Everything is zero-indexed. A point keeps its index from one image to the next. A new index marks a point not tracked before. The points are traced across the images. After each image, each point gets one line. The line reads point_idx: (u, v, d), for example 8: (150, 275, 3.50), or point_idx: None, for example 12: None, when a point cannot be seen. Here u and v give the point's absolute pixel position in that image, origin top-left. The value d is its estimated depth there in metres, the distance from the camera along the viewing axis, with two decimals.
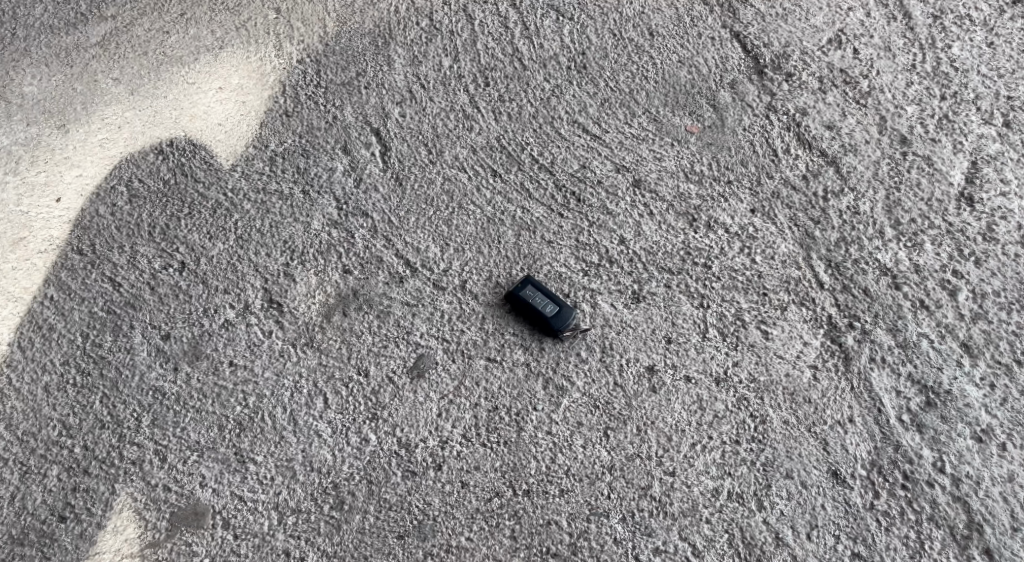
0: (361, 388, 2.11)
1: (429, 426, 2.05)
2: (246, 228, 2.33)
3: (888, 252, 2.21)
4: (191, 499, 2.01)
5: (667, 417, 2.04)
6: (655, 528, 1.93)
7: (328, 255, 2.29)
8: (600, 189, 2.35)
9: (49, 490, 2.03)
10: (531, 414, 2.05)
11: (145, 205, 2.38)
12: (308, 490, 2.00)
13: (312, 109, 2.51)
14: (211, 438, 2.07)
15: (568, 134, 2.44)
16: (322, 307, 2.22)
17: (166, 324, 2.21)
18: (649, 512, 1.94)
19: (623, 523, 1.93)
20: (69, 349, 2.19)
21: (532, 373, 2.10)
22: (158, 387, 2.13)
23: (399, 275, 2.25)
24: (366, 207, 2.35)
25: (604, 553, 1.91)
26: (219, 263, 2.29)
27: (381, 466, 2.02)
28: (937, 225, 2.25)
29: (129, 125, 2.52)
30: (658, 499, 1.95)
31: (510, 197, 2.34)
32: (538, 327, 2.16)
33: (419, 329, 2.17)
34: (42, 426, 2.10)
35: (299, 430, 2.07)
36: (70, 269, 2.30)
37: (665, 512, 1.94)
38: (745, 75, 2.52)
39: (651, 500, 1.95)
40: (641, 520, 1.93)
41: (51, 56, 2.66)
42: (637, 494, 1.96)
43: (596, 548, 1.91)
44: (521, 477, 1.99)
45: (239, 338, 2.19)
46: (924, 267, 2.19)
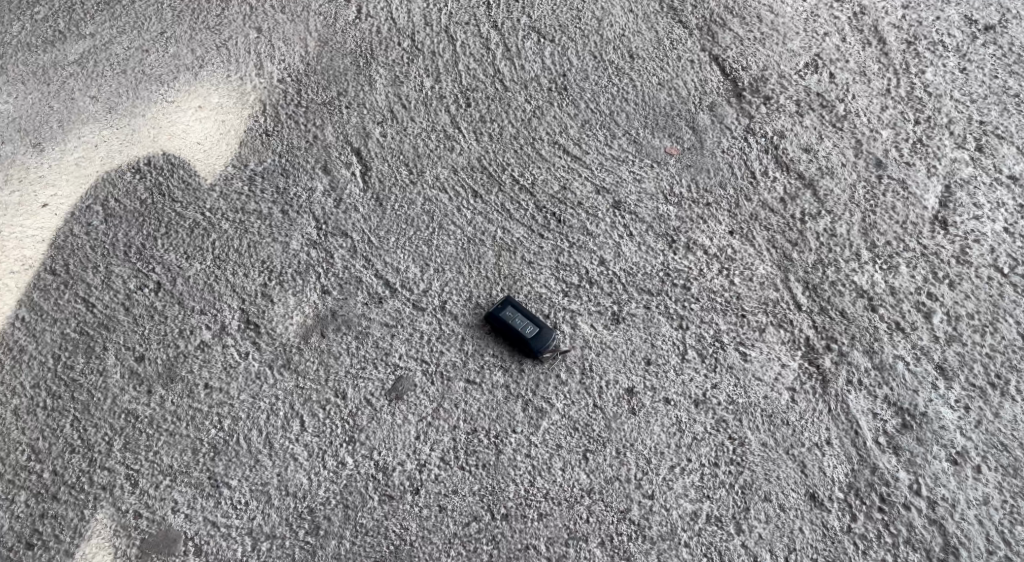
0: (338, 410, 2.09)
1: (407, 449, 2.03)
2: (223, 248, 2.31)
3: (864, 275, 2.22)
4: (163, 524, 1.97)
5: (646, 440, 2.03)
6: (633, 552, 1.91)
7: (307, 275, 2.27)
8: (580, 210, 2.35)
9: (17, 516, 1.99)
10: (510, 437, 2.04)
11: (121, 225, 2.35)
12: (283, 514, 1.98)
13: (293, 129, 2.51)
14: (185, 462, 2.04)
15: (549, 155, 2.44)
16: (300, 328, 2.20)
17: (140, 345, 2.19)
18: (627, 536, 1.92)
19: (601, 547, 1.91)
20: (39, 371, 2.15)
21: (512, 395, 2.09)
22: (131, 410, 2.10)
23: (378, 296, 2.23)
24: (345, 227, 2.34)
25: None
26: (196, 284, 2.26)
27: (357, 490, 2.00)
28: (912, 248, 2.26)
29: (105, 143, 2.50)
30: (636, 523, 1.94)
31: (490, 218, 2.34)
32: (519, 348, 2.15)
33: (398, 350, 2.15)
34: (11, 451, 2.06)
35: (275, 453, 2.04)
36: (43, 290, 2.27)
37: (644, 536, 1.92)
38: (723, 98, 2.53)
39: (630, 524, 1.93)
40: (619, 545, 1.92)
41: (27, 73, 2.64)
42: (616, 518, 1.94)
43: None
44: (500, 501, 1.97)
45: (215, 359, 2.16)
46: (900, 289, 2.20)
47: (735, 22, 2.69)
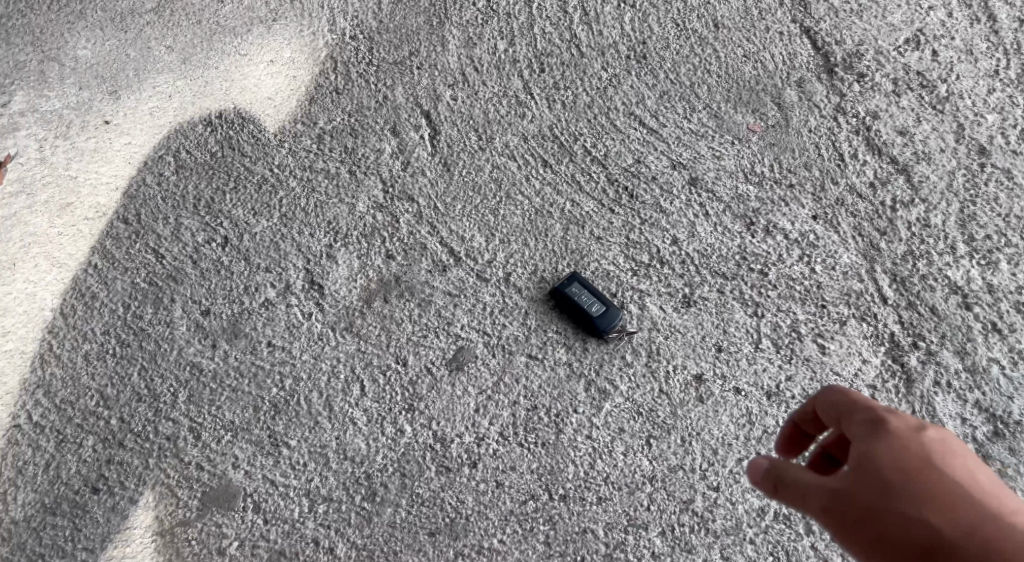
0: (398, 377, 2.08)
1: (465, 421, 2.02)
2: (290, 206, 2.30)
3: (959, 269, 2.11)
4: (223, 479, 2.01)
5: (714, 430, 1.97)
6: (695, 545, 1.87)
7: (372, 239, 2.25)
8: (654, 185, 2.27)
9: (84, 460, 2.03)
10: (571, 417, 2.00)
11: (192, 176, 2.35)
12: (340, 478, 1.99)
13: (363, 88, 2.46)
14: (246, 418, 2.07)
15: (624, 126, 2.35)
16: (363, 292, 2.19)
17: (206, 300, 2.19)
18: (689, 528, 1.88)
19: (662, 537, 1.87)
20: (110, 319, 2.18)
21: (574, 374, 2.04)
22: (196, 363, 2.12)
23: (442, 264, 2.20)
24: (412, 191, 2.30)
25: None
26: (263, 241, 2.26)
27: (415, 459, 1.99)
28: (1014, 243, 2.14)
29: (180, 94, 2.47)
30: (700, 515, 1.89)
31: (560, 189, 2.28)
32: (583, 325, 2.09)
33: (460, 320, 2.13)
34: (80, 395, 2.10)
35: (334, 416, 2.05)
36: (115, 238, 2.27)
37: (707, 528, 1.88)
38: (813, 74, 2.41)
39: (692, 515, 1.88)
40: (680, 535, 1.87)
41: (105, 19, 2.59)
42: (678, 507, 1.90)
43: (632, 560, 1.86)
44: (557, 481, 1.93)
45: (279, 318, 2.17)
46: (998, 287, 2.09)
47: None
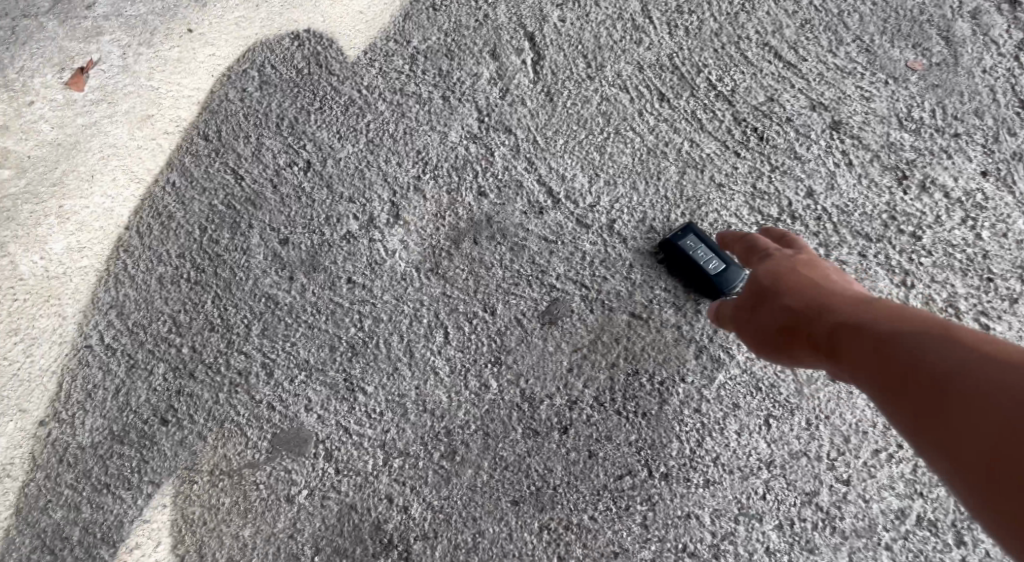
0: (485, 326, 1.92)
1: (557, 381, 1.87)
2: (377, 131, 2.10)
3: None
4: (294, 422, 1.89)
5: (848, 414, 1.80)
6: (818, 545, 1.72)
7: (464, 172, 2.05)
8: (790, 128, 2.00)
9: (154, 389, 1.93)
10: (679, 386, 1.84)
11: (276, 94, 2.16)
12: (418, 432, 1.86)
13: (462, 5, 2.22)
14: (321, 358, 1.93)
15: (755, 59, 2.07)
16: (451, 230, 2.00)
17: (285, 228, 2.04)
18: (812, 524, 1.73)
19: (778, 531, 1.73)
20: (185, 241, 2.04)
21: (683, 338, 1.87)
22: (271, 295, 1.98)
23: (539, 205, 2.00)
24: (509, 122, 2.08)
25: None
26: (347, 168, 2.07)
27: (500, 418, 1.85)
28: None
29: (268, 4, 2.27)
30: (825, 511, 1.74)
31: (677, 127, 2.03)
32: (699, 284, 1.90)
33: (556, 270, 1.94)
34: (152, 320, 1.98)
35: (415, 364, 1.91)
36: (195, 155, 2.12)
37: (833, 527, 1.73)
38: (992, 4, 2.07)
39: (816, 510, 1.73)
40: (800, 531, 1.73)
41: None
42: (799, 500, 1.75)
43: (744, 554, 1.73)
44: (660, 457, 1.79)
45: (360, 253, 2.00)
46: None
47: None
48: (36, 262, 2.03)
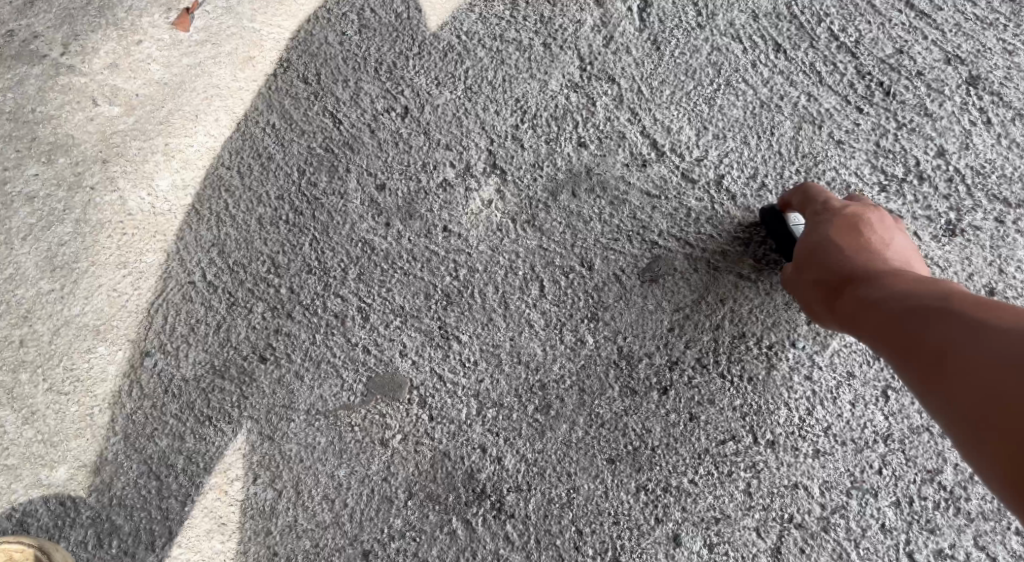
0: (582, 281, 1.89)
1: (657, 340, 1.83)
2: (476, 77, 2.06)
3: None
4: (389, 367, 1.90)
5: None
6: (940, 525, 1.70)
7: (563, 122, 2.00)
8: (920, 82, 1.92)
9: (253, 327, 1.95)
10: (789, 352, 1.79)
11: (375, 38, 2.12)
12: (512, 383, 1.86)
13: None
14: (417, 305, 1.93)
15: (885, 8, 1.97)
16: (549, 182, 1.96)
17: (382, 173, 2.02)
18: (933, 503, 1.71)
19: (895, 509, 1.71)
20: (285, 184, 2.04)
21: (795, 303, 1.82)
22: (368, 240, 1.98)
23: (642, 158, 1.95)
24: (613, 72, 2.01)
25: (867, 538, 1.70)
26: (445, 114, 2.04)
27: (597, 374, 1.84)
28: None
29: None
30: (949, 490, 1.71)
31: (793, 80, 1.95)
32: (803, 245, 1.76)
33: (658, 226, 1.90)
34: (252, 260, 2.00)
35: (510, 315, 1.89)
36: (294, 98, 2.10)
37: (958, 508, 1.71)
38: None
39: (940, 489, 1.71)
40: (920, 510, 1.71)
41: None
42: (920, 477, 1.72)
43: (857, 530, 1.71)
44: (766, 424, 1.76)
45: (456, 202, 1.98)
46: None
47: None
48: (143, 200, 2.01)
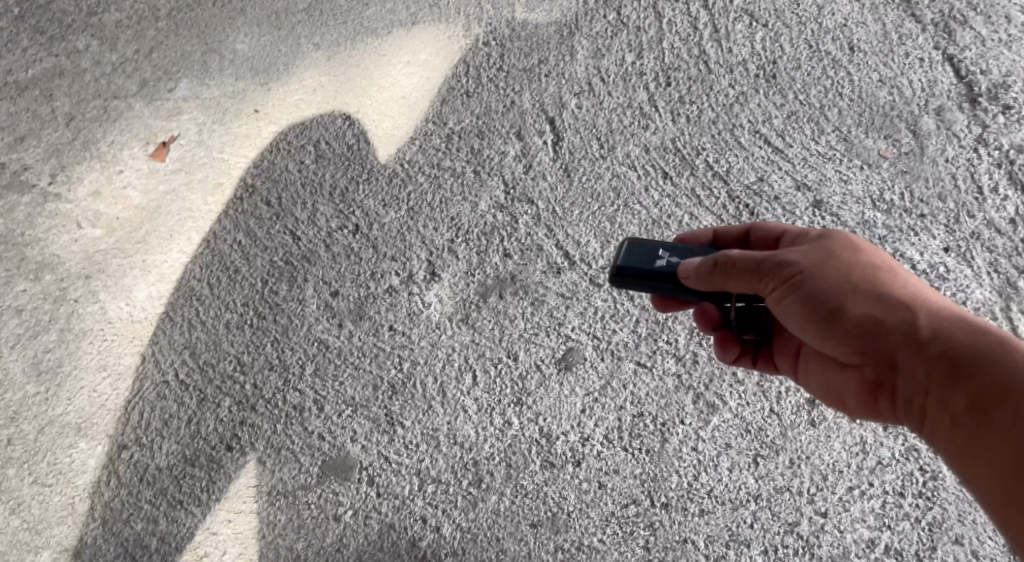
0: (509, 370, 2.22)
1: (572, 420, 2.15)
2: (417, 199, 2.42)
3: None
4: (342, 450, 2.18)
5: (824, 455, 2.06)
6: None
7: (491, 236, 2.36)
8: (777, 205, 2.30)
9: (221, 419, 2.23)
10: (677, 427, 2.12)
11: (329, 167, 2.49)
12: (449, 462, 2.15)
13: (493, 92, 2.53)
14: (366, 396, 2.23)
15: (749, 144, 2.39)
16: (480, 286, 2.31)
17: (335, 282, 2.35)
18: (793, 550, 1.99)
19: (764, 556, 2.00)
20: (249, 292, 2.36)
21: (683, 385, 2.15)
22: (323, 339, 2.29)
23: (557, 266, 2.31)
24: (533, 194, 2.39)
25: None
26: (390, 231, 2.39)
27: (521, 451, 2.14)
28: None
29: (324, 88, 2.60)
30: (805, 538, 2.00)
31: (679, 201, 2.34)
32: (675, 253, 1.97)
33: (572, 322, 2.25)
34: (220, 360, 2.29)
35: (447, 402, 2.20)
36: (258, 218, 2.44)
37: (813, 553, 1.99)
38: (954, 102, 2.37)
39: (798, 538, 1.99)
40: (784, 556, 1.99)
41: (263, 17, 2.72)
42: (782, 528, 2.01)
43: None
44: (661, 489, 2.07)
45: (400, 305, 2.31)
46: None
47: (978, 19, 2.47)
48: (123, 309, 2.36)
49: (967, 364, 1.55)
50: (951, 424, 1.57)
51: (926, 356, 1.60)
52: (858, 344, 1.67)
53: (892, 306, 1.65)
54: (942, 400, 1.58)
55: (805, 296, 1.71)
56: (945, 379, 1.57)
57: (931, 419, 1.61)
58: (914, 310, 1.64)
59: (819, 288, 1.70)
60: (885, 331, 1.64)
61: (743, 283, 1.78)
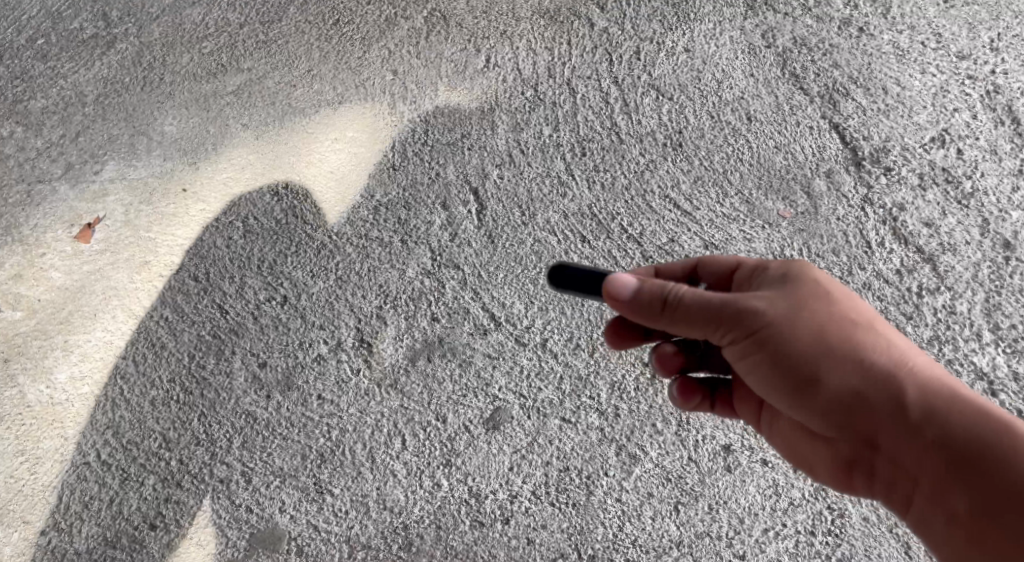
0: (437, 433, 2.25)
1: (500, 479, 2.19)
2: (345, 269, 2.47)
3: (985, 356, 2.31)
4: (269, 522, 2.16)
5: (740, 499, 2.17)
6: None
7: (419, 302, 2.41)
8: None
9: (145, 498, 2.18)
10: (602, 480, 2.18)
11: (257, 241, 2.51)
12: (379, 527, 2.15)
13: (418, 165, 2.62)
14: (294, 465, 2.22)
15: (659, 208, 2.53)
16: (408, 350, 2.35)
17: (263, 353, 2.35)
18: None
19: None
20: (175, 367, 2.33)
21: (606, 439, 2.23)
22: (250, 412, 2.28)
23: (483, 327, 2.37)
24: (459, 260, 2.47)
25: None
26: (319, 300, 2.42)
27: (450, 512, 2.16)
28: None
29: (253, 166, 2.63)
30: None
31: (597, 263, 2.44)
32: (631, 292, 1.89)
33: (498, 383, 2.30)
34: (144, 437, 2.25)
35: (377, 467, 2.21)
36: (186, 293, 2.43)
37: None
38: (842, 165, 2.61)
39: None
40: None
41: (191, 99, 2.75)
42: None
43: None
44: (588, 541, 2.12)
45: (329, 373, 2.33)
46: None
47: (859, 92, 2.75)
48: (43, 392, 2.32)
49: (962, 452, 1.61)
50: (939, 511, 1.64)
51: (915, 440, 1.65)
52: (842, 417, 1.71)
53: (877, 381, 1.69)
54: (930, 484, 1.65)
55: (781, 364, 1.74)
56: (933, 462, 1.63)
57: (915, 499, 1.69)
58: (899, 385, 1.68)
59: (797, 358, 1.73)
60: (869, 409, 1.69)
61: (697, 329, 1.78)
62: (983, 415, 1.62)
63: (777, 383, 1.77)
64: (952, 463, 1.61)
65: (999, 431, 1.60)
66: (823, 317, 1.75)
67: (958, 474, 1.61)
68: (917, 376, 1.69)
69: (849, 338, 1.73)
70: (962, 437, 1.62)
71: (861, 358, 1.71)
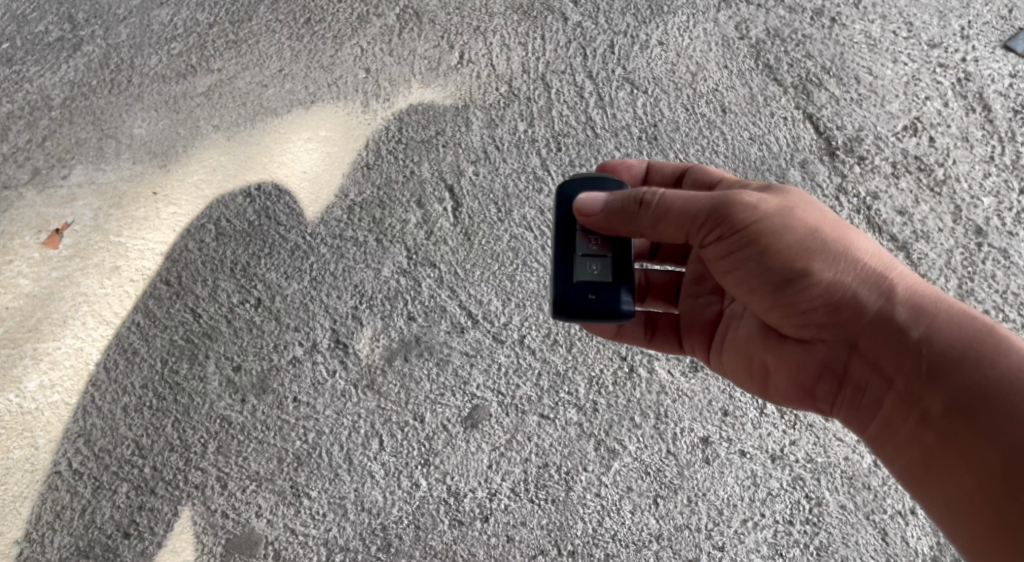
0: (415, 433, 2.23)
1: (478, 477, 2.19)
2: (320, 270, 2.44)
3: None
4: (246, 526, 2.15)
5: (719, 490, 2.19)
6: None
7: (395, 301, 2.39)
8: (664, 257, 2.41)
9: (118, 506, 2.16)
10: (581, 474, 2.19)
11: (230, 243, 2.47)
12: (357, 529, 2.15)
13: (392, 163, 2.60)
14: (270, 469, 2.20)
15: None
16: (385, 350, 2.33)
17: (237, 356, 2.32)
18: None
19: None
20: (148, 373, 2.30)
21: (585, 434, 2.23)
22: (225, 416, 2.25)
23: (460, 325, 2.35)
24: (435, 258, 2.45)
25: None
26: (293, 302, 2.39)
27: (429, 512, 2.16)
28: (1012, 319, 2.40)
29: (223, 167, 2.60)
30: None
31: None
32: (592, 256, 1.99)
33: (476, 380, 2.29)
34: (117, 444, 2.22)
35: (354, 469, 2.20)
36: (157, 298, 2.40)
37: None
38: (816, 156, 2.62)
39: None
40: None
41: (161, 101, 2.70)
42: None
43: None
44: (566, 537, 2.14)
45: (305, 375, 2.30)
46: None
47: (833, 82, 2.75)
48: (12, 401, 2.28)
49: (947, 350, 1.71)
50: (911, 414, 1.75)
51: (901, 339, 1.76)
52: (830, 311, 1.81)
53: (868, 279, 1.79)
54: (906, 384, 1.75)
55: (768, 265, 1.82)
56: (913, 360, 1.74)
57: (885, 404, 1.80)
58: (889, 284, 1.79)
59: (782, 249, 1.81)
60: (854, 308, 1.80)
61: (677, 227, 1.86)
62: (968, 317, 1.74)
63: (758, 282, 1.85)
64: (933, 361, 1.72)
65: (984, 336, 1.71)
66: (812, 216, 1.84)
67: (941, 373, 1.71)
68: (905, 278, 1.79)
69: (841, 236, 1.82)
70: (948, 337, 1.72)
71: (853, 257, 1.80)
